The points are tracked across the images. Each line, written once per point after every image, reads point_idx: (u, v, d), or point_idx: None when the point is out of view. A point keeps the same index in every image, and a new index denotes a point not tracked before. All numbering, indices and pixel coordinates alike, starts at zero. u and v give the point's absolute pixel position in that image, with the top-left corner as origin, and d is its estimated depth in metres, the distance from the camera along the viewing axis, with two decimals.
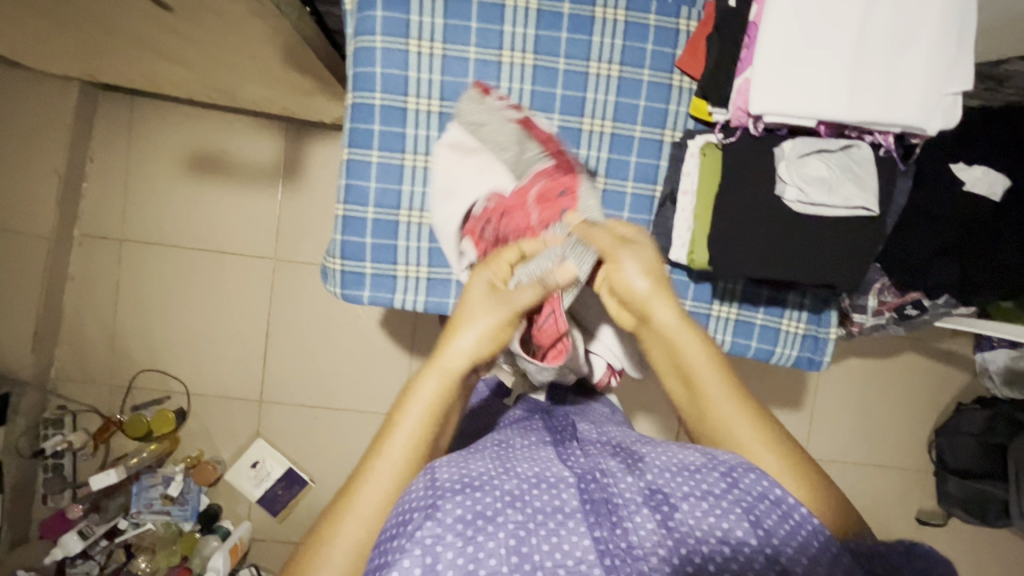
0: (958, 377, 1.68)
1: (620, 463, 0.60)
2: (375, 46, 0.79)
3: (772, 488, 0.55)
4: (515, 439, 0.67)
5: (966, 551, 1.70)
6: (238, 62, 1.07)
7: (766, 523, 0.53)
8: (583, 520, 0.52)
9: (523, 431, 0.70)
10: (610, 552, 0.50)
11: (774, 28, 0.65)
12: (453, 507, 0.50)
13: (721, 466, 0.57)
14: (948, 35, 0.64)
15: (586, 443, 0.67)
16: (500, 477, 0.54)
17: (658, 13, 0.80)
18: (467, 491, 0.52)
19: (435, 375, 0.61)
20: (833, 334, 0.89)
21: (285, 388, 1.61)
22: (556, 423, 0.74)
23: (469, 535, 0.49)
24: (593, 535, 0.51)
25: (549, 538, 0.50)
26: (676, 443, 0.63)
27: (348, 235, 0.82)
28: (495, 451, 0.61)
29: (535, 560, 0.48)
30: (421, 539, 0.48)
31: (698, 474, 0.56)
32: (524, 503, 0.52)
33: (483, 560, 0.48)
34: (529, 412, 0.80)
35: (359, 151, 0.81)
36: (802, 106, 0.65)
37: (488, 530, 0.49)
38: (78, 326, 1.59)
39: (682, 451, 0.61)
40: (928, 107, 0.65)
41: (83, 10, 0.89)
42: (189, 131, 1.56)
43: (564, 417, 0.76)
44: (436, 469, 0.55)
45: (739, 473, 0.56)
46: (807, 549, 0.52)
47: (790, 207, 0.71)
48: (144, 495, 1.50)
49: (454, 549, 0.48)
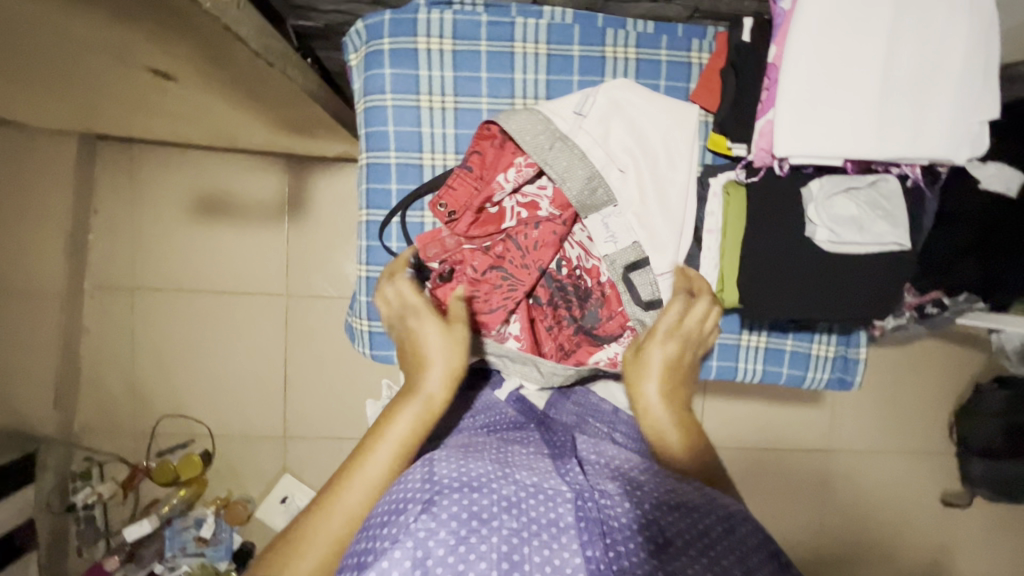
0: (977, 361, 1.68)
1: (617, 483, 0.58)
2: (386, 106, 0.79)
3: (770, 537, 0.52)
4: (511, 449, 0.65)
5: (993, 529, 1.72)
6: (240, 115, 1.06)
7: (761, 573, 0.49)
8: (576, 537, 0.51)
9: (519, 442, 0.68)
10: (599, 574, 0.48)
11: (797, 68, 0.64)
12: (450, 504, 0.49)
13: (721, 511, 0.53)
14: (972, 68, 0.64)
15: (584, 457, 0.65)
16: (500, 480, 0.53)
17: (669, 48, 0.80)
18: (466, 489, 0.51)
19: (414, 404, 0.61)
20: (863, 353, 0.88)
21: (309, 423, 1.61)
22: (555, 436, 0.71)
23: (463, 535, 0.48)
24: (585, 554, 0.49)
25: (542, 550, 0.49)
26: (674, 472, 0.61)
27: (373, 295, 0.83)
28: (493, 455, 0.61)
29: (525, 570, 0.47)
30: (414, 531, 0.47)
31: (696, 513, 0.53)
32: (519, 511, 0.51)
33: (473, 565, 0.47)
34: (523, 415, 0.79)
35: (378, 212, 0.82)
36: (830, 148, 0.64)
37: (481, 533, 0.48)
38: (98, 377, 1.59)
39: (675, 480, 0.58)
40: (958, 137, 0.64)
41: (84, 83, 0.88)
42: (191, 175, 1.55)
43: (563, 431, 0.73)
44: (436, 462, 0.54)
45: (739, 521, 0.53)
46: None
47: (821, 247, 0.72)
48: (178, 539, 1.52)
49: (445, 547, 0.47)
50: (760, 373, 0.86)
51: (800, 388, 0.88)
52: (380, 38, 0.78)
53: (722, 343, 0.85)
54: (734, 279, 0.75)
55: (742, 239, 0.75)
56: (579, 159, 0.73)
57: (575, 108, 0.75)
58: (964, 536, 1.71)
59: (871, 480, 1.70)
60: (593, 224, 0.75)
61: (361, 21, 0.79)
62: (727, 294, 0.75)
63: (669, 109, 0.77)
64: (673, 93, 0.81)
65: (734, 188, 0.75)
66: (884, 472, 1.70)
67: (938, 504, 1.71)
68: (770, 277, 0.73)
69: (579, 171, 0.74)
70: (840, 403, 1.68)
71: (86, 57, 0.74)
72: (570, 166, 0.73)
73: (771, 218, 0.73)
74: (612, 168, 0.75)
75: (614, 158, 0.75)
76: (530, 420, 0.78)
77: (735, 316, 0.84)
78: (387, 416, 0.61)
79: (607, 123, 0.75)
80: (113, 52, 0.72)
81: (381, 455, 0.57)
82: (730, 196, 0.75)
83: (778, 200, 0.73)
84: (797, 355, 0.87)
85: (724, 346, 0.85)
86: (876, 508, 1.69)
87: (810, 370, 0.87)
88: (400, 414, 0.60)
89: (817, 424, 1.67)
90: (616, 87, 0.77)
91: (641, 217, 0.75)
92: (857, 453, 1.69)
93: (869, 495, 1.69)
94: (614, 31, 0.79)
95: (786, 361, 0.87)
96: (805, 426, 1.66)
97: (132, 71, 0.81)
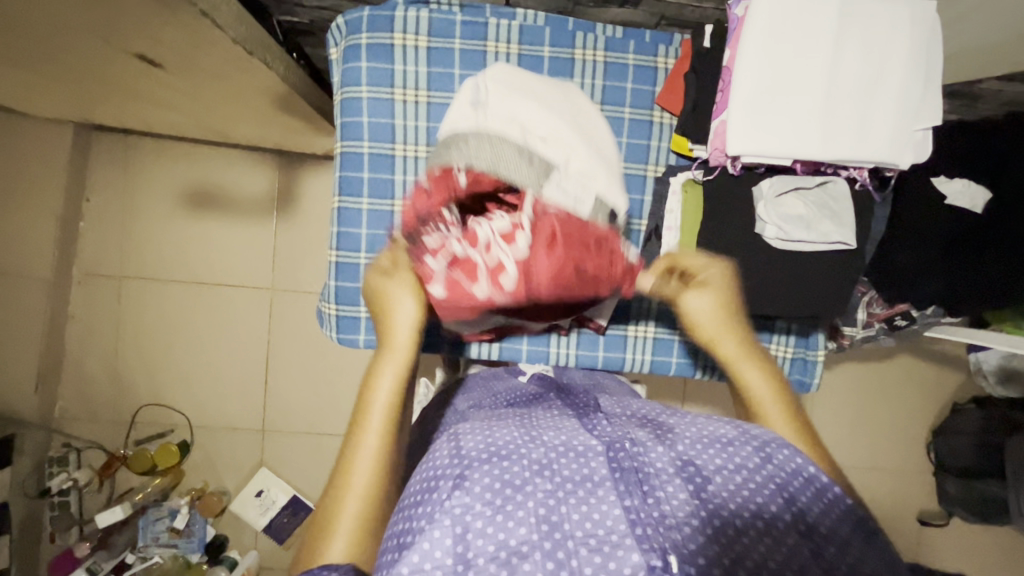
0: (954, 378, 1.69)
1: (648, 436, 0.59)
2: (361, 97, 0.82)
3: (805, 466, 0.55)
4: (537, 413, 0.66)
5: (968, 550, 1.71)
6: (230, 107, 1.10)
7: (800, 500, 0.52)
8: (612, 490, 0.51)
9: (544, 409, 0.69)
10: (642, 522, 0.48)
11: (749, 74, 0.68)
12: (481, 476, 0.51)
13: (755, 441, 0.56)
14: (913, 75, 0.68)
15: (611, 416, 0.66)
16: (527, 445, 0.54)
17: (636, 53, 0.84)
18: (495, 459, 0.52)
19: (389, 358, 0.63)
20: (821, 356, 0.91)
21: (288, 417, 1.62)
22: (576, 399, 0.72)
23: (498, 504, 0.49)
24: (624, 504, 0.50)
25: (580, 507, 0.50)
26: (705, 416, 0.63)
27: (342, 280, 0.85)
28: (519, 420, 0.62)
29: (565, 528, 0.48)
30: (450, 509, 0.48)
31: (732, 448, 0.55)
32: (553, 472, 0.52)
33: (513, 529, 0.47)
34: (543, 388, 0.81)
35: (350, 200, 0.84)
36: (778, 149, 0.68)
37: (517, 500, 0.49)
38: (82, 364, 1.60)
39: (713, 423, 0.60)
40: (899, 144, 0.69)
41: (79, 69, 0.92)
42: (183, 167, 1.58)
43: (582, 394, 0.75)
44: (461, 437, 0.56)
45: (773, 448, 0.55)
46: (832, 515, 0.52)
47: (770, 243, 0.75)
48: (151, 529, 1.51)
49: (483, 518, 0.48)
50: None
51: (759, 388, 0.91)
52: (358, 33, 0.81)
53: None
54: None
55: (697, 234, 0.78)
56: (502, 145, 0.69)
57: (471, 102, 0.74)
58: (942, 555, 1.71)
59: None
60: (554, 195, 0.69)
61: (341, 17, 0.83)
62: None
63: (531, 84, 0.77)
64: (639, 96, 0.84)
65: (691, 185, 0.79)
66: (861, 489, 1.70)
67: (914, 522, 1.70)
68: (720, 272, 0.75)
69: (508, 151, 0.69)
70: (818, 416, 1.68)
71: (77, 41, 0.78)
72: (498, 152, 0.68)
73: (726, 215, 0.76)
74: (535, 141, 0.71)
75: (531, 132, 0.72)
76: (549, 390, 0.79)
77: None
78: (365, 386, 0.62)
79: (501, 100, 0.74)
80: (101, 36, 0.75)
81: (371, 429, 0.60)
82: (688, 192, 0.79)
83: (731, 199, 0.76)
84: None
85: None
86: None
87: None
88: (380, 373, 0.63)
89: None
90: (485, 79, 0.76)
91: (585, 170, 0.73)
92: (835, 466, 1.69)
93: None
94: (584, 34, 0.83)
95: None
96: None
97: (121, 57, 0.84)
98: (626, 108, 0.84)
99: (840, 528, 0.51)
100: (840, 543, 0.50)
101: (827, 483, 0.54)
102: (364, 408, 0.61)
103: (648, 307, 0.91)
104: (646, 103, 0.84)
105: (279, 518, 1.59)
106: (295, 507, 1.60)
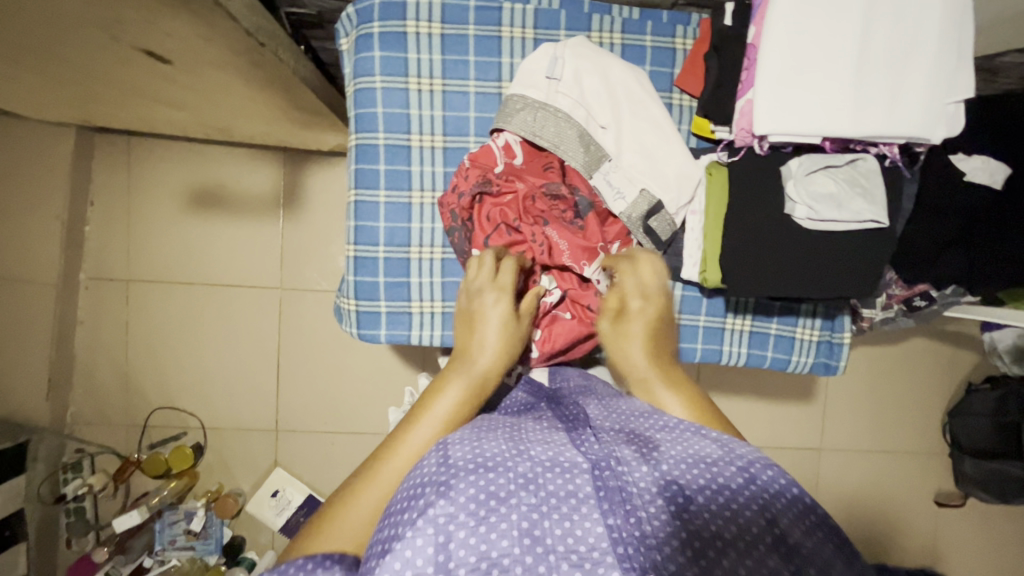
0: (970, 359, 1.68)
1: (634, 450, 0.58)
2: (375, 87, 0.80)
3: (790, 486, 0.54)
4: (524, 423, 0.65)
5: (985, 530, 1.71)
6: (236, 103, 1.08)
7: (782, 521, 0.52)
8: (596, 507, 0.52)
9: (532, 418, 0.68)
10: (624, 541, 0.49)
11: (775, 51, 0.67)
12: (466, 487, 0.50)
13: (739, 460, 0.55)
14: (945, 45, 0.67)
15: (599, 427, 0.64)
16: (514, 458, 0.54)
17: (654, 34, 0.83)
18: (480, 470, 0.51)
19: (458, 380, 0.67)
20: (848, 338, 0.90)
21: (300, 416, 1.61)
22: (565, 410, 0.69)
23: (482, 515, 0.49)
24: (606, 522, 0.50)
25: (561, 523, 0.50)
26: (689, 427, 0.61)
27: (361, 275, 0.84)
28: (508, 431, 0.61)
29: (547, 543, 0.48)
30: (433, 518, 0.48)
31: (715, 467, 0.55)
32: (537, 487, 0.52)
33: (496, 542, 0.47)
34: (534, 396, 0.77)
35: (367, 192, 0.82)
36: (808, 126, 0.67)
37: (500, 511, 0.49)
38: (91, 369, 1.59)
39: (694, 437, 0.59)
40: (930, 117, 0.68)
41: (83, 68, 0.90)
42: (188, 167, 1.56)
43: (571, 401, 0.72)
44: (450, 446, 0.55)
45: (758, 468, 0.55)
46: (814, 534, 0.52)
47: (801, 224, 0.74)
48: (168, 531, 1.49)
49: (466, 528, 0.48)
50: (743, 356, 0.88)
51: (785, 372, 0.90)
52: (370, 22, 0.80)
53: (706, 325, 0.87)
54: (716, 258, 0.76)
55: (724, 216, 0.76)
56: (564, 123, 0.78)
57: (546, 73, 0.78)
58: (958, 535, 1.71)
59: (865, 479, 1.69)
60: (599, 183, 0.81)
61: (352, 6, 0.81)
62: (709, 273, 0.77)
63: (598, 82, 0.79)
64: (658, 78, 0.84)
65: (716, 167, 0.78)
66: (878, 472, 1.70)
67: (931, 504, 1.70)
68: (747, 256, 0.75)
69: (568, 133, 0.79)
70: (834, 401, 1.67)
71: (82, 38, 0.76)
72: (562, 131, 0.78)
73: (751, 200, 0.75)
74: (592, 125, 0.80)
75: (594, 115, 0.80)
76: (539, 398, 0.75)
77: (720, 297, 0.87)
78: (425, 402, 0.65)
79: (580, 83, 0.79)
80: (108, 31, 0.73)
81: (412, 444, 0.61)
82: (713, 175, 0.78)
83: (757, 180, 0.75)
84: (781, 338, 0.89)
85: (708, 328, 0.87)
86: (869, 508, 1.68)
87: (794, 354, 0.89)
88: (448, 386, 0.66)
89: (811, 423, 1.66)
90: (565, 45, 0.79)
91: (639, 160, 0.80)
92: (851, 451, 1.69)
93: (861, 493, 1.69)
94: (601, 17, 0.82)
95: (770, 344, 0.88)
96: (799, 424, 1.66)
97: (126, 53, 0.82)
98: None
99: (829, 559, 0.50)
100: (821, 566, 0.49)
101: (809, 502, 0.54)
102: (417, 422, 0.63)
103: (670, 294, 0.86)
104: (664, 86, 0.84)
105: (296, 517, 1.58)
106: (311, 506, 1.59)
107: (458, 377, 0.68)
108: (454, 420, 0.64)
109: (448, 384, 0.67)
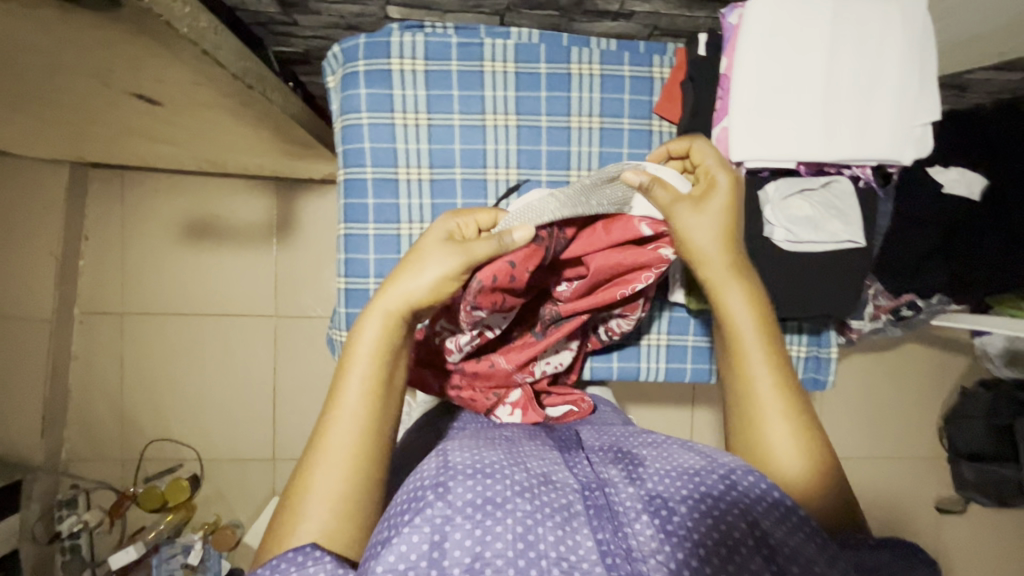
0: (963, 363, 1.68)
1: (620, 470, 0.59)
2: (361, 123, 0.83)
3: (770, 489, 0.53)
4: (521, 439, 0.66)
5: (985, 535, 1.71)
6: (227, 138, 1.10)
7: (764, 523, 0.50)
8: (586, 523, 0.51)
9: (528, 436, 0.68)
10: (613, 553, 0.48)
11: (746, 81, 0.72)
12: (462, 490, 0.51)
13: (721, 468, 0.55)
14: (909, 74, 0.72)
15: (590, 450, 0.66)
16: (512, 468, 0.55)
17: (631, 64, 0.85)
18: (479, 477, 0.52)
19: (377, 316, 0.63)
20: (834, 353, 0.92)
21: (297, 444, 1.61)
22: (558, 431, 0.72)
23: (479, 518, 0.49)
24: (596, 537, 0.49)
25: (555, 531, 0.49)
26: (675, 442, 0.63)
27: (352, 307, 0.85)
28: (506, 445, 0.62)
29: (540, 548, 0.47)
30: (430, 518, 0.48)
31: (697, 477, 0.54)
32: (533, 495, 0.52)
33: (491, 544, 0.47)
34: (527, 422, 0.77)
35: (356, 225, 0.84)
36: (779, 152, 0.73)
37: (498, 516, 0.49)
38: (85, 404, 1.58)
39: (680, 451, 0.60)
40: (899, 142, 0.73)
41: (75, 111, 0.92)
42: (181, 200, 1.57)
43: (564, 426, 0.74)
44: (450, 454, 0.57)
45: (738, 475, 0.54)
46: (802, 552, 0.48)
47: (779, 245, 0.77)
48: (164, 567, 1.44)
49: (463, 531, 0.47)
50: None
51: (775, 388, 0.92)
52: (355, 60, 0.82)
53: None
54: None
55: None
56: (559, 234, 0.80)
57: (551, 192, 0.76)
58: (959, 541, 1.70)
59: (864, 487, 1.69)
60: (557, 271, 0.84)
61: (337, 45, 0.84)
62: None
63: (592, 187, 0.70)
64: (637, 107, 0.86)
65: None
66: (876, 480, 1.69)
67: (932, 510, 1.70)
68: None
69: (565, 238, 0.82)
70: (830, 410, 1.68)
71: (75, 85, 0.78)
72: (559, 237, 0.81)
73: (732, 223, 0.78)
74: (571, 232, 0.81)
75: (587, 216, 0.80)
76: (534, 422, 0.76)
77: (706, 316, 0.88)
78: (349, 344, 0.63)
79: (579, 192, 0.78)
80: (100, 78, 0.75)
81: (354, 373, 0.62)
82: None
83: (735, 204, 0.79)
84: None
85: None
86: (870, 516, 1.68)
87: None
88: (364, 324, 0.63)
89: None
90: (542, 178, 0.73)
91: None
92: (849, 459, 1.69)
93: (863, 500, 1.69)
94: (579, 49, 0.84)
95: None
96: None
97: (119, 97, 0.84)
98: (626, 119, 0.86)
99: (810, 562, 0.48)
100: (805, 567, 0.47)
101: (792, 505, 0.52)
102: (350, 361, 0.62)
103: None
104: (644, 113, 0.86)
105: None
106: None
107: (372, 314, 0.63)
108: (385, 341, 0.63)
109: (367, 321, 0.63)
